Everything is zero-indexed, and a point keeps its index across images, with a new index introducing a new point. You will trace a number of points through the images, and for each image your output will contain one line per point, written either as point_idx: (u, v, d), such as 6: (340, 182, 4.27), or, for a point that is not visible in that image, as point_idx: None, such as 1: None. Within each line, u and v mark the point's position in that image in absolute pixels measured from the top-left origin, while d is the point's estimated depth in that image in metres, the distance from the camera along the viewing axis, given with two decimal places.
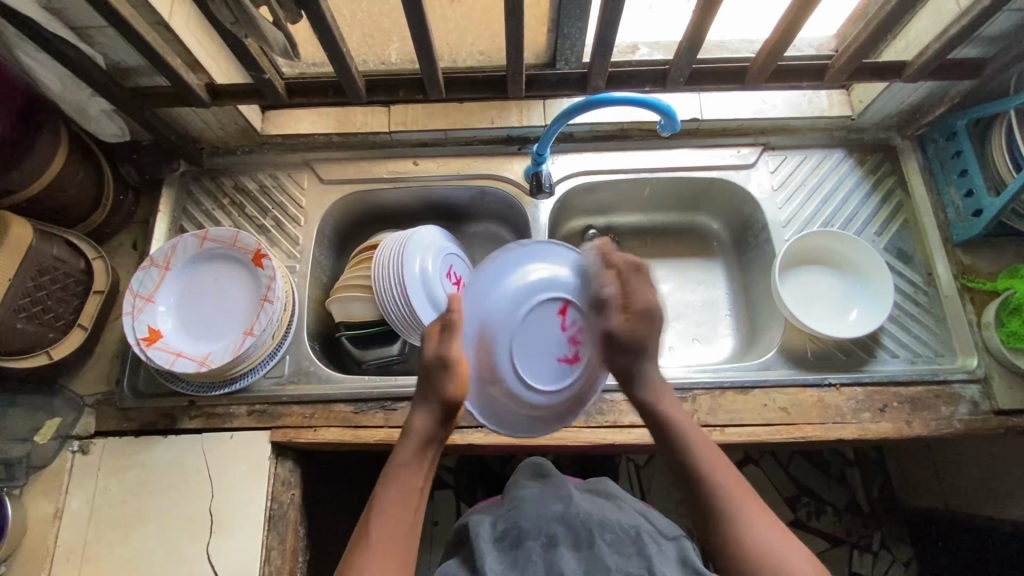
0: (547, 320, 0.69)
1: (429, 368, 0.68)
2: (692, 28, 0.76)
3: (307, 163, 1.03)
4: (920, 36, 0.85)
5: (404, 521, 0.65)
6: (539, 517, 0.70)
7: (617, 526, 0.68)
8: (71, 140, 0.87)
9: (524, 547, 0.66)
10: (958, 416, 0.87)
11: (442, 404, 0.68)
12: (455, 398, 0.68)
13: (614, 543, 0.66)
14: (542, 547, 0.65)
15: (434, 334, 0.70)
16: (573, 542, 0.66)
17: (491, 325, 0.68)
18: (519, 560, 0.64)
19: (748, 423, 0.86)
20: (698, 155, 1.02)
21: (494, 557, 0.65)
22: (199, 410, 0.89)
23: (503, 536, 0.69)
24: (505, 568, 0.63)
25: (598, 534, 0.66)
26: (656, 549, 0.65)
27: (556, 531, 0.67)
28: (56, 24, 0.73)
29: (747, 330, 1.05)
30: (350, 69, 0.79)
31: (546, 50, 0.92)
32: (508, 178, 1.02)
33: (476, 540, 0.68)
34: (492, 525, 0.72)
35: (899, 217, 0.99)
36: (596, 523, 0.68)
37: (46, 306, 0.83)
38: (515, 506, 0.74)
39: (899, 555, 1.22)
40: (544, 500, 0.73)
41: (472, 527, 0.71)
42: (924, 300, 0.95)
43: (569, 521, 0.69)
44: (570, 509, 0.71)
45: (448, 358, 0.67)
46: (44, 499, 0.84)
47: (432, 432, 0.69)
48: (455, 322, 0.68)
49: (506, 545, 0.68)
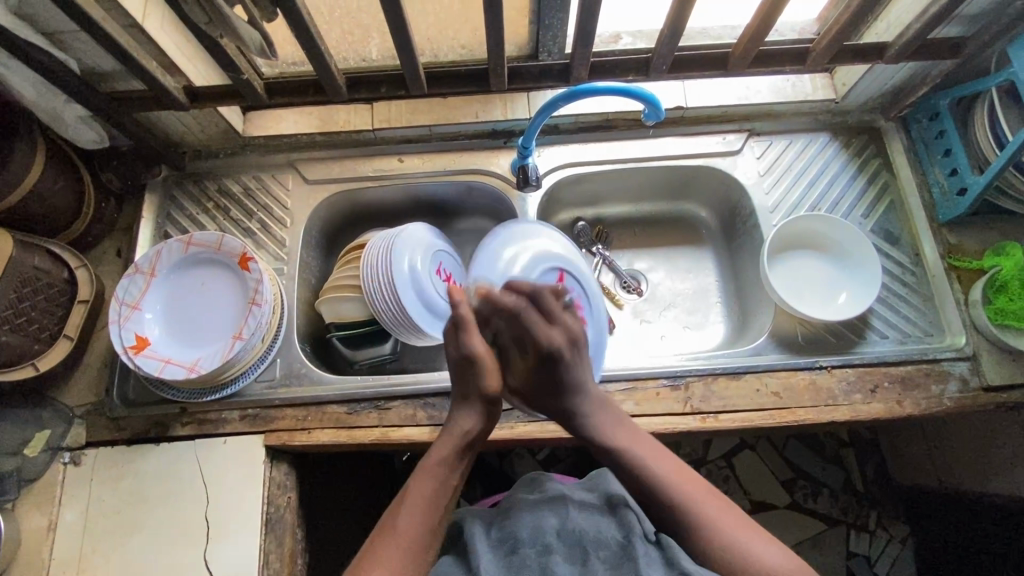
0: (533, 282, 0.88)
1: (461, 365, 0.71)
2: (672, 16, 0.75)
3: (291, 164, 1.02)
4: (900, 17, 0.85)
5: (438, 511, 0.65)
6: (535, 526, 0.68)
7: (611, 539, 0.67)
8: (49, 148, 0.86)
9: (519, 555, 0.64)
10: (948, 394, 0.87)
11: (484, 399, 0.71)
12: (492, 393, 0.71)
13: (607, 558, 0.64)
14: (537, 556, 0.64)
15: (450, 336, 0.72)
16: (568, 555, 0.65)
17: (483, 292, 0.86)
18: (513, 566, 0.63)
19: (741, 408, 0.87)
20: (684, 143, 1.02)
21: (488, 564, 0.63)
22: (190, 417, 0.88)
23: (498, 543, 0.67)
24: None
25: (593, 550, 0.65)
26: (649, 558, 0.64)
27: (551, 542, 0.66)
28: (28, 30, 0.71)
29: (738, 316, 1.05)
30: (330, 66, 0.78)
31: (528, 42, 0.92)
32: (496, 173, 1.01)
33: (470, 545, 0.66)
34: (487, 530, 0.70)
35: (885, 199, 1.00)
36: (591, 537, 0.66)
37: (30, 317, 0.82)
38: (509, 513, 0.72)
39: (895, 534, 1.23)
40: (540, 508, 0.71)
41: (467, 531, 0.70)
42: (911, 280, 0.96)
43: (565, 534, 0.67)
44: (566, 520, 0.68)
45: (474, 353, 0.70)
46: (37, 512, 0.84)
47: (474, 433, 0.70)
48: (464, 320, 0.70)
49: (501, 552, 0.66)
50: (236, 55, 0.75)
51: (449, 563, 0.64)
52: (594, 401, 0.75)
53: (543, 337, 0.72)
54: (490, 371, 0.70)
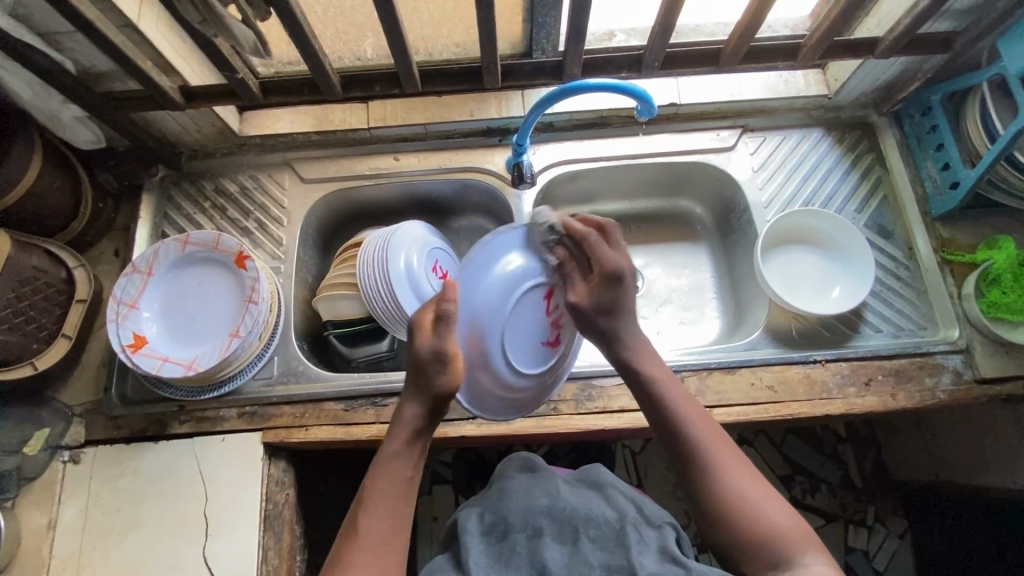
0: (532, 303, 0.74)
1: (424, 362, 0.66)
2: (663, 13, 0.76)
3: (288, 163, 1.03)
4: (890, 11, 0.86)
5: (395, 508, 0.63)
6: (526, 510, 0.70)
7: (603, 519, 0.68)
8: (46, 148, 0.86)
9: (509, 540, 0.66)
10: (942, 386, 0.88)
11: (432, 397, 0.66)
12: (447, 393, 0.66)
13: (597, 538, 0.65)
14: (527, 539, 0.66)
15: (427, 326, 0.67)
16: (558, 535, 0.66)
17: (480, 318, 0.71)
18: (503, 552, 0.65)
19: (736, 402, 0.87)
20: (678, 139, 1.03)
21: (478, 551, 0.65)
22: (189, 415, 0.89)
23: (490, 529, 0.69)
24: (490, 560, 0.64)
25: (582, 530, 0.66)
26: (638, 540, 0.64)
27: (541, 524, 0.67)
28: (24, 31, 0.72)
29: (733, 311, 1.06)
30: (324, 66, 0.79)
31: (521, 39, 0.93)
32: (491, 171, 1.02)
33: (462, 535, 0.69)
34: (480, 516, 0.72)
35: (879, 193, 1.00)
36: (582, 518, 0.68)
37: (28, 317, 0.82)
38: (503, 499, 0.73)
39: (892, 528, 1.24)
40: (533, 493, 0.73)
41: (460, 521, 0.72)
42: (905, 274, 0.96)
43: (556, 515, 0.68)
44: (557, 503, 0.70)
45: (447, 352, 0.65)
46: (37, 510, 0.84)
47: (421, 425, 0.67)
48: (451, 314, 0.66)
49: (493, 537, 0.68)
50: (231, 55, 0.76)
51: (443, 560, 0.67)
52: (636, 344, 0.72)
53: (608, 257, 0.71)
54: (454, 372, 0.66)
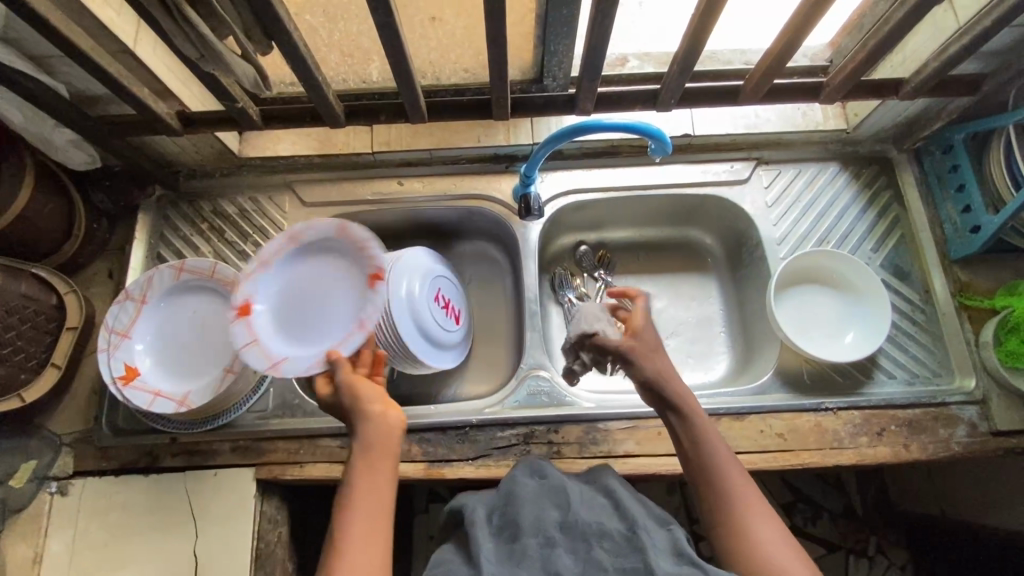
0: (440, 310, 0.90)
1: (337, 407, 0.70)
2: (683, 51, 0.73)
3: (288, 186, 1.00)
4: (918, 51, 0.83)
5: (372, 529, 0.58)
6: (536, 515, 0.64)
7: (613, 530, 0.62)
8: (38, 171, 0.83)
9: (521, 543, 0.62)
10: (956, 438, 0.85)
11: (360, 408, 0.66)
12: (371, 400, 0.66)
13: (611, 548, 0.60)
14: (540, 546, 0.61)
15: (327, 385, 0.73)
16: (571, 546, 0.61)
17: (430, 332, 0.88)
18: (515, 557, 0.61)
19: (745, 450, 0.85)
20: (691, 170, 1.00)
21: (488, 553, 0.61)
22: (180, 447, 0.86)
23: (501, 531, 0.65)
24: (501, 566, 0.60)
25: (594, 541, 0.61)
26: (652, 544, 0.60)
27: (553, 532, 0.62)
28: (16, 58, 0.69)
29: (742, 348, 1.03)
30: (327, 95, 0.76)
31: (532, 65, 0.85)
32: (496, 198, 0.99)
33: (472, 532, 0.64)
34: (488, 515, 0.67)
35: (895, 232, 0.97)
36: (592, 529, 0.62)
37: (15, 347, 0.80)
38: (510, 499, 0.68)
39: (895, 560, 1.21)
40: (541, 500, 0.67)
41: (466, 516, 0.67)
42: (921, 316, 0.93)
43: (568, 525, 0.63)
44: (568, 512, 0.64)
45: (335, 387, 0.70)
46: (22, 543, 0.82)
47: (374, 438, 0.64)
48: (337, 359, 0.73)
49: (504, 541, 0.64)
50: (231, 85, 0.73)
51: (451, 553, 0.65)
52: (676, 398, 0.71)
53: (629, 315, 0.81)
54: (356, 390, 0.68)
